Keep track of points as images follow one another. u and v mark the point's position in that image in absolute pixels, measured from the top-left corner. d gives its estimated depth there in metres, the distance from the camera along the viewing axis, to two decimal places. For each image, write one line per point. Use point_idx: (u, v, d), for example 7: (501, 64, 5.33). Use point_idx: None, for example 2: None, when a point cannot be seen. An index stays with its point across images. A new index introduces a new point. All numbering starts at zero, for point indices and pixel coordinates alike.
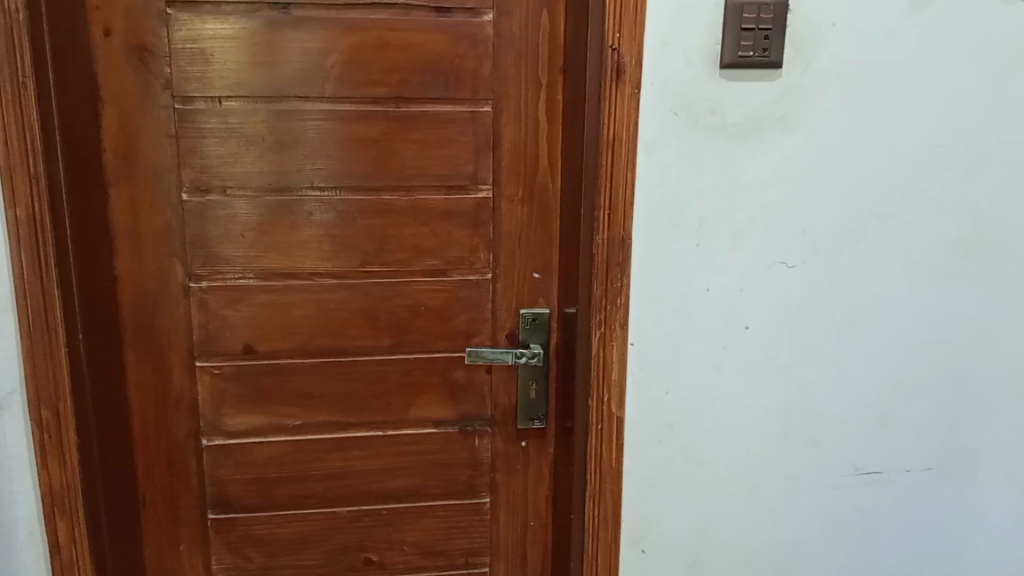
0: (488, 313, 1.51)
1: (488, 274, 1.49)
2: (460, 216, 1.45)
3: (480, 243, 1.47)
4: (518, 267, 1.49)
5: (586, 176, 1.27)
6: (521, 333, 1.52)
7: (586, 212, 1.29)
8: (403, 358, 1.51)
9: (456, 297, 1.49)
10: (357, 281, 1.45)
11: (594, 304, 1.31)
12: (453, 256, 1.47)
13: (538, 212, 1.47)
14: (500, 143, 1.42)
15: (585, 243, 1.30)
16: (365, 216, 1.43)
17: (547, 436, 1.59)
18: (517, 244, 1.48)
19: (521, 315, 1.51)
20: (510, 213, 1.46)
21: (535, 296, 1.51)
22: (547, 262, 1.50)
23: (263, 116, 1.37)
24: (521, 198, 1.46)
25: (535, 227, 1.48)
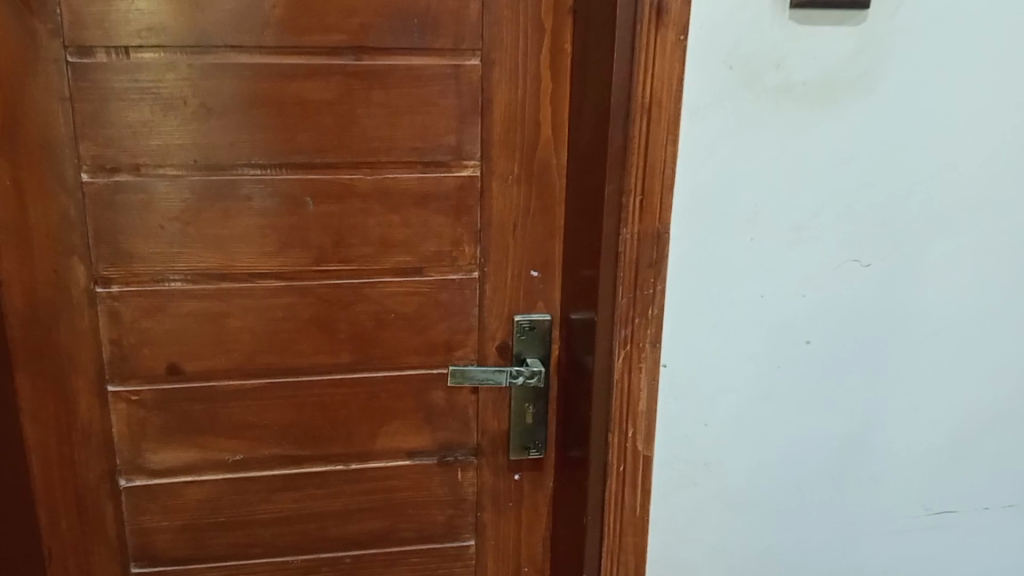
0: (474, 319, 1.23)
1: (473, 273, 1.20)
2: (440, 201, 1.16)
3: (466, 233, 1.18)
4: (511, 263, 1.21)
5: (597, 162, 1.05)
6: (513, 344, 1.24)
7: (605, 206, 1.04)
8: (368, 378, 1.22)
9: (434, 300, 1.20)
10: (312, 281, 1.16)
11: (616, 320, 1.08)
12: (430, 252, 1.18)
13: (538, 194, 1.18)
14: (490, 108, 1.13)
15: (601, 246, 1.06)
16: (319, 201, 1.13)
17: (545, 467, 1.32)
18: (511, 235, 1.19)
19: (516, 323, 1.23)
20: (502, 195, 1.17)
21: (532, 299, 1.23)
22: (547, 256, 1.22)
23: (185, 73, 1.06)
24: (517, 176, 1.17)
25: (532, 214, 1.19)
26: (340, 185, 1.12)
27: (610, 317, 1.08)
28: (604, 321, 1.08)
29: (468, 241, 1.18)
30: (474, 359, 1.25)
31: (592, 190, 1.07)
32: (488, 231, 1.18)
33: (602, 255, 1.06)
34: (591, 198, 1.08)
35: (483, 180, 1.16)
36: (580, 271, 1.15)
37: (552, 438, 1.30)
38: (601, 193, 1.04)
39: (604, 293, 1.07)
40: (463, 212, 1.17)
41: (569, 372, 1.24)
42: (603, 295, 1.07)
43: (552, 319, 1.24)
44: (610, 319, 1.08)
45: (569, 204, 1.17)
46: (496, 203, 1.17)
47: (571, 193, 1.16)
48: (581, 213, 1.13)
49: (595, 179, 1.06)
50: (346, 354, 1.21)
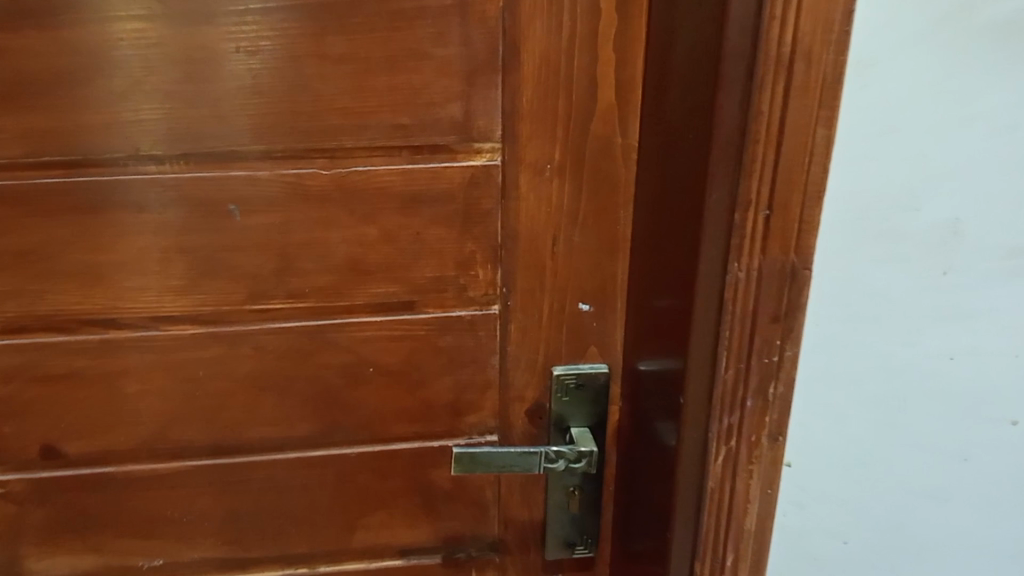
0: (493, 372, 0.83)
1: (494, 307, 0.80)
2: (439, 205, 0.75)
3: (480, 250, 0.78)
4: (550, 292, 0.81)
5: (693, 155, 0.64)
6: (552, 407, 0.86)
7: (698, 233, 0.64)
8: (340, 456, 0.84)
9: (434, 348, 0.81)
10: (252, 325, 0.77)
11: (715, 403, 0.69)
12: (425, 279, 0.78)
13: (591, 192, 0.77)
14: (518, 62, 0.71)
15: (690, 289, 0.66)
16: (252, 209, 0.73)
17: (594, 565, 0.96)
18: (550, 251, 0.79)
19: (556, 378, 0.84)
20: (535, 195, 0.77)
21: (580, 342, 0.84)
22: (605, 283, 0.81)
23: (19, 12, 0.65)
24: (556, 166, 0.76)
25: (582, 222, 0.79)
26: (281, 186, 0.72)
27: (704, 397, 0.69)
28: (693, 403, 0.69)
29: (483, 262, 0.78)
30: (495, 426, 0.86)
31: (682, 199, 0.67)
32: (515, 247, 0.78)
33: (693, 305, 0.66)
34: (679, 209, 0.67)
35: (506, 172, 0.75)
36: (657, 309, 0.75)
37: (607, 528, 0.94)
38: (693, 207, 0.64)
39: (696, 362, 0.68)
40: (474, 221, 0.77)
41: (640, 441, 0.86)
42: (694, 365, 0.68)
43: (608, 371, 0.85)
44: (706, 401, 0.69)
45: (642, 203, 0.76)
46: (524, 206, 0.77)
47: (646, 193, 0.75)
48: (659, 221, 0.72)
49: (686, 182, 0.65)
50: (310, 426, 0.82)
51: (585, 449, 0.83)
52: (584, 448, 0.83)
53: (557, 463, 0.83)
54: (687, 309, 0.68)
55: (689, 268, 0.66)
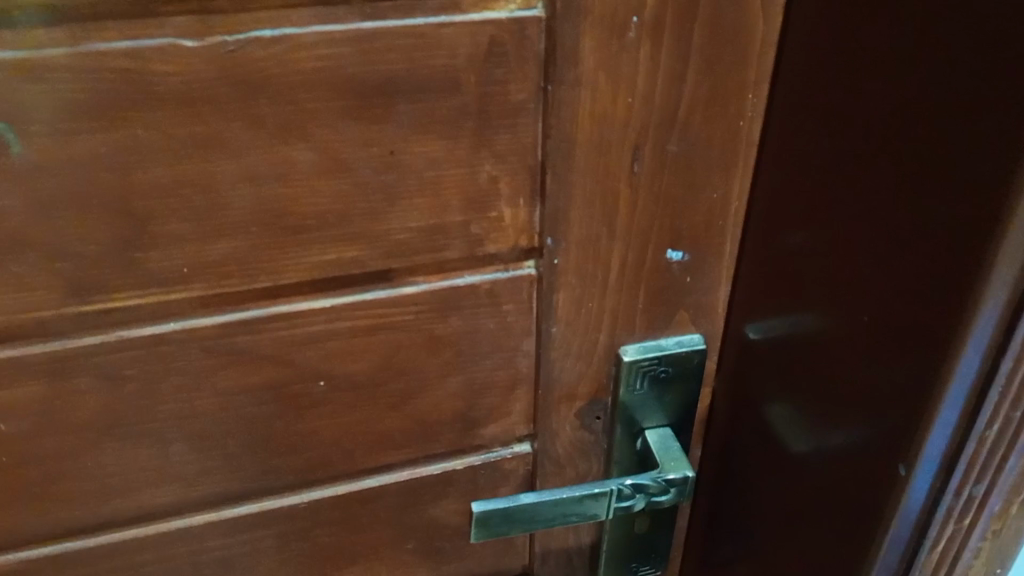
0: (527, 363, 0.48)
1: (527, 268, 0.45)
2: (429, 101, 0.40)
3: (507, 177, 0.43)
4: (624, 240, 0.46)
5: (1003, 26, 0.30)
6: (615, 400, 0.50)
7: (1005, 192, 0.32)
8: (271, 518, 0.50)
9: (427, 339, 0.46)
10: (84, 339, 0.41)
11: (960, 473, 0.39)
12: (405, 232, 0.43)
13: (700, 65, 0.43)
14: None
15: (950, 290, 0.35)
16: (55, 124, 0.36)
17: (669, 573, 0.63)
18: (627, 172, 0.44)
19: (624, 363, 0.49)
20: (608, 73, 0.41)
21: (664, 307, 0.48)
22: (711, 216, 0.47)
23: None
24: (646, 20, 0.41)
25: (681, 116, 0.44)
26: (113, 81, 0.36)
27: (940, 464, 0.38)
28: (918, 476, 0.39)
29: (511, 196, 0.43)
30: (529, 432, 0.51)
31: (942, 114, 0.34)
32: (569, 166, 0.43)
33: (957, 323, 0.35)
34: (927, 129, 0.35)
35: (552, 32, 0.40)
36: (817, 279, 0.43)
37: (680, 549, 0.62)
38: (991, 137, 0.32)
39: (939, 416, 0.37)
40: (495, 126, 0.41)
41: (725, 449, 0.54)
42: (936, 419, 0.37)
43: (705, 345, 0.50)
44: (940, 469, 0.39)
45: (799, 86, 0.42)
46: (585, 93, 0.42)
47: (812, 68, 0.41)
48: (846, 132, 0.39)
49: (966, 83, 0.32)
50: (219, 481, 0.48)
51: (677, 475, 0.48)
52: (676, 472, 0.49)
53: (635, 503, 0.49)
54: (935, 323, 0.36)
55: (950, 249, 0.34)
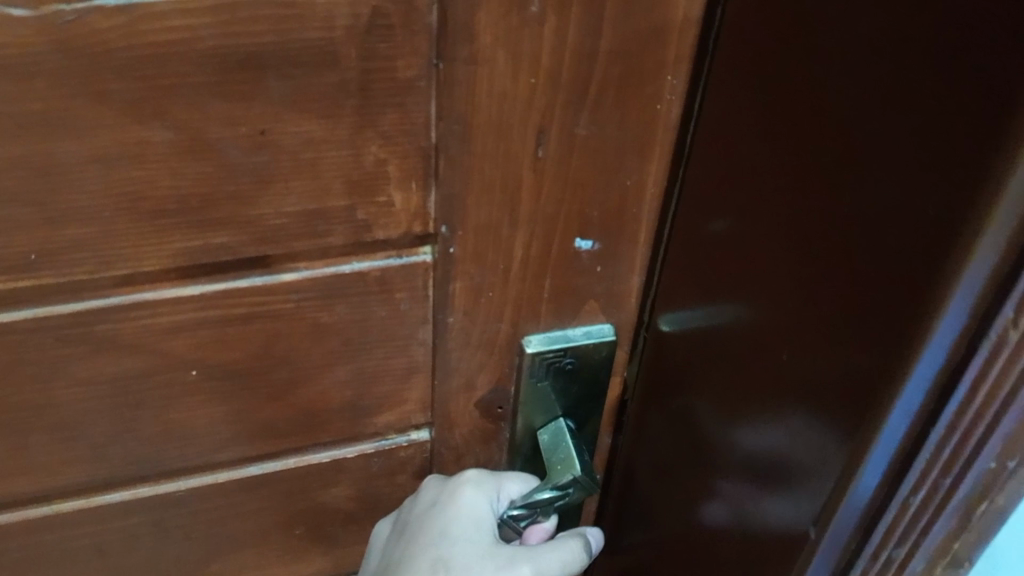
0: (422, 352, 0.46)
1: (422, 256, 0.42)
2: (302, 76, 0.35)
3: (396, 160, 0.39)
4: (526, 229, 0.42)
5: (948, 46, 0.25)
6: (519, 394, 0.49)
7: (943, 255, 0.26)
8: (157, 494, 0.49)
9: (310, 326, 0.44)
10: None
11: (879, 532, 0.34)
12: (277, 218, 0.39)
13: (619, 39, 0.37)
14: None
15: (872, 342, 0.30)
16: None
17: None
18: (531, 157, 0.40)
19: (523, 357, 0.47)
20: (507, 50, 0.36)
21: (571, 296, 0.45)
22: (625, 205, 0.43)
23: None
24: None
25: (596, 97, 0.38)
26: None
27: (856, 524, 0.34)
28: (832, 535, 0.34)
29: (401, 180, 0.39)
30: (428, 421, 0.50)
31: (876, 139, 0.28)
32: (465, 149, 0.38)
33: (880, 387, 0.30)
34: (864, 153, 0.29)
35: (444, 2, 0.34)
36: (736, 291, 0.39)
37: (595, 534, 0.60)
38: (927, 187, 0.26)
39: (856, 480, 0.32)
40: (380, 106, 0.37)
41: (646, 438, 0.51)
42: (852, 485, 0.32)
43: (614, 336, 0.48)
44: (855, 527, 0.34)
45: (728, 79, 0.37)
46: (484, 71, 0.36)
47: (745, 51, 0.36)
48: (775, 135, 0.34)
49: (902, 110, 0.27)
50: (94, 469, 0.46)
51: (564, 480, 0.48)
52: (564, 477, 0.49)
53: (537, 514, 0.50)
54: (857, 372, 0.31)
55: (877, 297, 0.29)
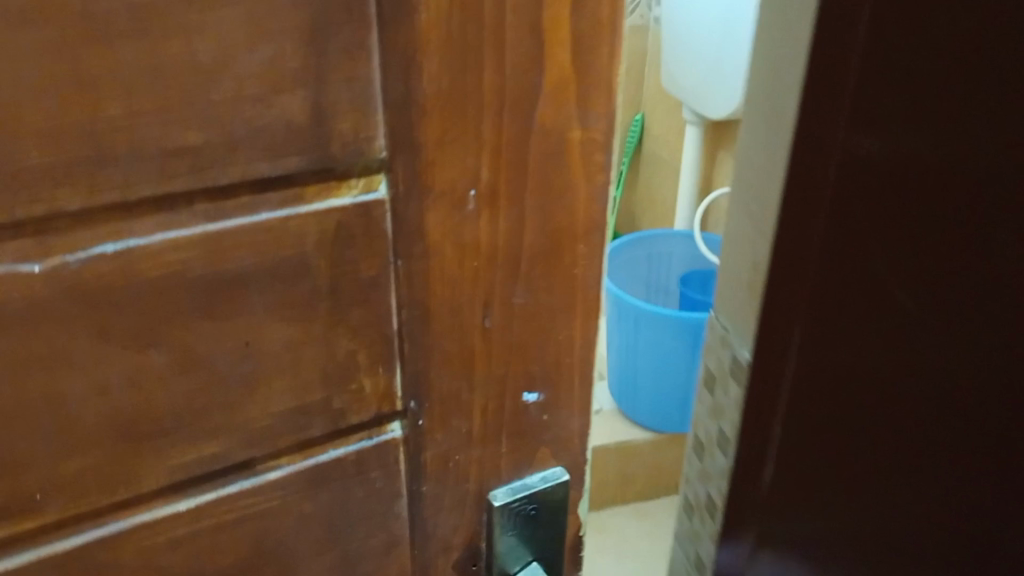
0: (400, 524, 0.50)
1: (392, 431, 0.47)
2: (278, 288, 0.40)
3: (364, 349, 0.44)
4: (482, 391, 0.47)
5: None
6: (494, 549, 0.53)
7: None
8: None
9: (297, 516, 0.47)
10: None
11: None
12: (261, 421, 0.43)
13: (539, 219, 0.44)
14: (399, 11, 0.37)
15: None
16: None
17: None
18: (478, 326, 0.45)
19: (492, 511, 0.51)
20: (453, 240, 0.42)
21: (528, 445, 0.51)
22: (560, 356, 0.49)
23: None
24: (483, 191, 0.42)
25: (528, 270, 0.45)
26: None
27: None
28: None
29: (369, 367, 0.44)
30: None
31: None
32: (424, 329, 0.44)
33: None
34: None
35: (396, 209, 0.41)
36: None
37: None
38: None
39: None
40: (347, 304, 0.42)
41: None
42: None
43: (567, 475, 0.53)
44: None
45: None
46: (434, 261, 0.43)
47: None
48: None
49: None
50: None
51: None
52: None
53: None
54: None
55: None
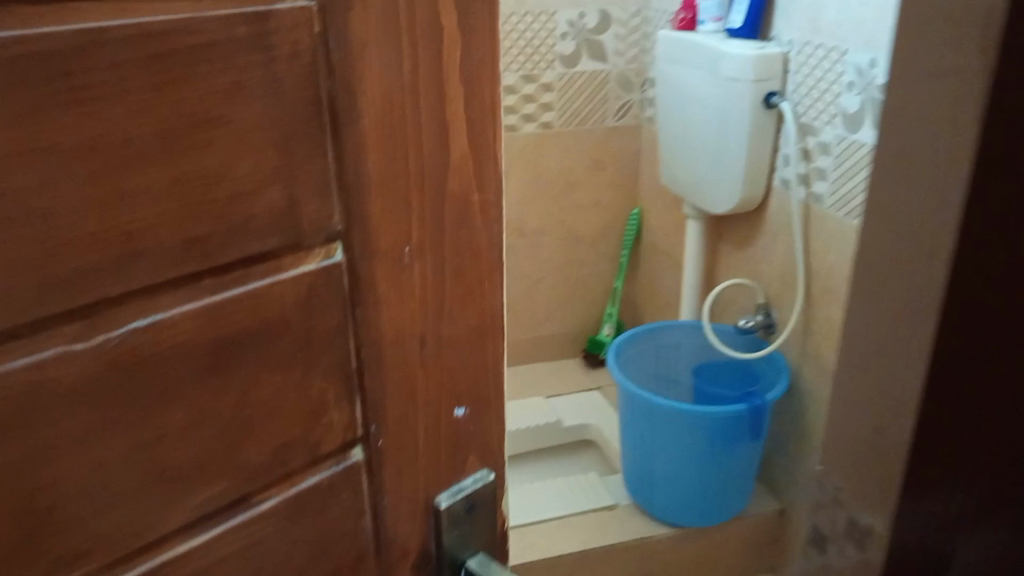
0: (366, 538, 0.60)
1: (354, 453, 0.57)
2: (267, 343, 0.50)
3: (333, 387, 0.54)
4: (422, 412, 0.60)
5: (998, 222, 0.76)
6: (442, 546, 0.64)
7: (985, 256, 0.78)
8: None
9: (286, 542, 0.55)
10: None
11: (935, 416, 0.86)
12: (258, 457, 0.52)
13: (452, 269, 0.58)
14: (349, 117, 0.49)
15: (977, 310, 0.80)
16: None
17: None
18: (418, 358, 0.58)
19: (441, 512, 0.63)
20: (393, 291, 0.55)
21: (457, 454, 0.63)
22: (478, 376, 0.62)
23: None
24: (414, 250, 0.55)
25: (449, 310, 0.58)
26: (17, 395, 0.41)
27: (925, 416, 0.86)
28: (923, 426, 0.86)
29: (338, 402, 0.55)
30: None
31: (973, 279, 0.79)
32: (377, 366, 0.56)
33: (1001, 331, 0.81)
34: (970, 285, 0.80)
35: (353, 270, 0.52)
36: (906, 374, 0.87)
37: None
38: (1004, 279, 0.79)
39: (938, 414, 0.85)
40: (319, 350, 0.53)
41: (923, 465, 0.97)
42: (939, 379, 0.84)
43: (490, 476, 0.66)
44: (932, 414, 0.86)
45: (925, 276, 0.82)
46: (384, 310, 0.55)
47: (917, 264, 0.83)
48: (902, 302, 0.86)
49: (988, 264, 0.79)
50: None
51: None
52: None
53: None
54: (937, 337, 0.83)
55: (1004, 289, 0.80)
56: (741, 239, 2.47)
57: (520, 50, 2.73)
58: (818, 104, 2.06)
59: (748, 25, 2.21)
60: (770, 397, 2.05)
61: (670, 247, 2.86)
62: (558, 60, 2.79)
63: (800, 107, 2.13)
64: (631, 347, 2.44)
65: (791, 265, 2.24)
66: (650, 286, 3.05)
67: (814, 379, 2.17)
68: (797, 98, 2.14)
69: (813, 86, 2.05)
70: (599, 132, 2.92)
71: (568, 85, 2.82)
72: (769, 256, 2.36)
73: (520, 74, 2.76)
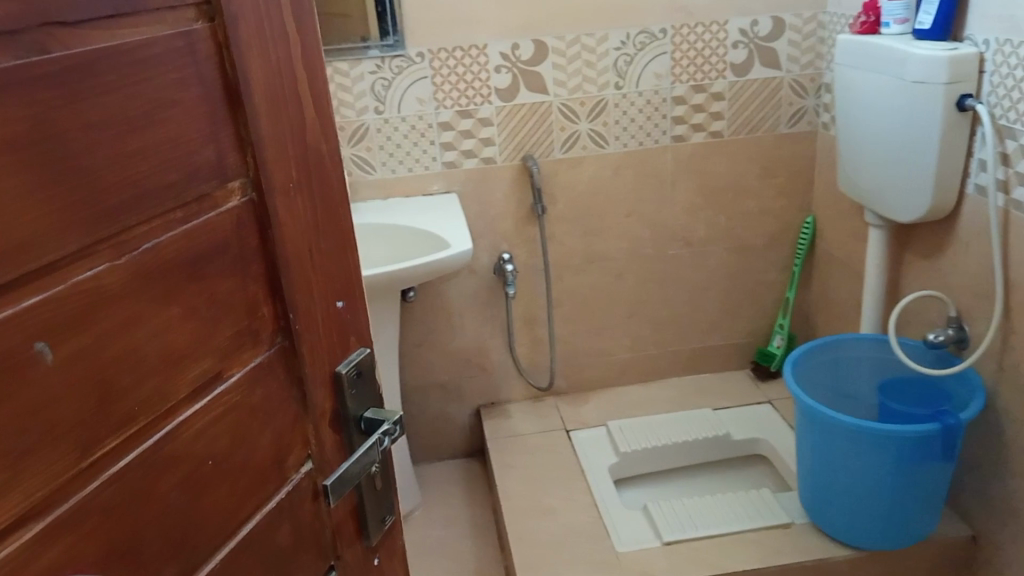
0: (297, 404, 0.82)
1: (277, 339, 0.78)
2: (219, 256, 0.70)
3: (261, 286, 0.75)
4: (318, 305, 0.81)
5: None
6: (347, 408, 0.88)
7: None
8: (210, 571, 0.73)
9: (249, 407, 0.76)
10: (81, 495, 0.60)
11: None
12: (223, 342, 0.72)
13: (321, 196, 0.79)
14: (251, 93, 0.69)
15: None
16: (62, 338, 0.57)
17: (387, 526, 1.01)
18: (310, 262, 0.79)
19: (344, 377, 0.86)
20: (291, 214, 0.76)
21: (345, 337, 0.86)
22: (348, 276, 0.85)
23: None
24: (298, 182, 0.76)
25: (321, 228, 0.80)
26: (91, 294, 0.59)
27: None
28: None
29: (264, 299, 0.76)
30: (310, 453, 0.85)
31: None
32: (290, 270, 0.77)
33: None
34: None
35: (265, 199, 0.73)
36: None
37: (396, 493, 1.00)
38: None
39: None
40: (251, 259, 0.73)
41: None
42: None
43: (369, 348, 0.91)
44: None
45: None
46: (287, 228, 0.76)
47: None
48: None
49: None
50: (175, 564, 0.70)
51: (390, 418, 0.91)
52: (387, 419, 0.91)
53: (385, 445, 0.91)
54: None
55: None
56: (928, 247, 2.23)
57: (689, 60, 2.53)
58: (1019, 104, 1.81)
59: (939, 25, 1.95)
60: (964, 416, 1.81)
61: (844, 255, 2.64)
62: (728, 70, 2.56)
63: (997, 108, 1.88)
64: (806, 360, 2.28)
65: (984, 276, 2.02)
66: (825, 299, 2.82)
67: (1013, 407, 1.95)
68: (993, 100, 1.89)
69: (1013, 86, 1.81)
70: (771, 141, 2.67)
71: (741, 92, 2.59)
72: (958, 267, 2.13)
73: (690, 84, 2.56)
